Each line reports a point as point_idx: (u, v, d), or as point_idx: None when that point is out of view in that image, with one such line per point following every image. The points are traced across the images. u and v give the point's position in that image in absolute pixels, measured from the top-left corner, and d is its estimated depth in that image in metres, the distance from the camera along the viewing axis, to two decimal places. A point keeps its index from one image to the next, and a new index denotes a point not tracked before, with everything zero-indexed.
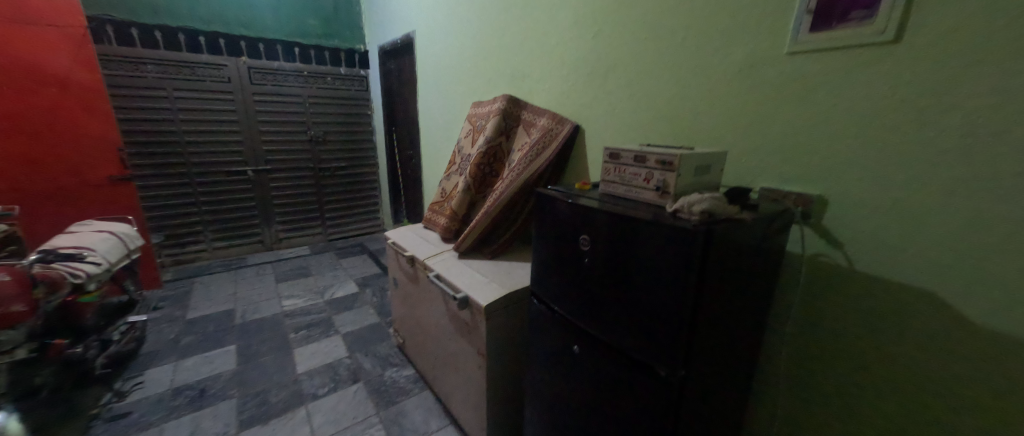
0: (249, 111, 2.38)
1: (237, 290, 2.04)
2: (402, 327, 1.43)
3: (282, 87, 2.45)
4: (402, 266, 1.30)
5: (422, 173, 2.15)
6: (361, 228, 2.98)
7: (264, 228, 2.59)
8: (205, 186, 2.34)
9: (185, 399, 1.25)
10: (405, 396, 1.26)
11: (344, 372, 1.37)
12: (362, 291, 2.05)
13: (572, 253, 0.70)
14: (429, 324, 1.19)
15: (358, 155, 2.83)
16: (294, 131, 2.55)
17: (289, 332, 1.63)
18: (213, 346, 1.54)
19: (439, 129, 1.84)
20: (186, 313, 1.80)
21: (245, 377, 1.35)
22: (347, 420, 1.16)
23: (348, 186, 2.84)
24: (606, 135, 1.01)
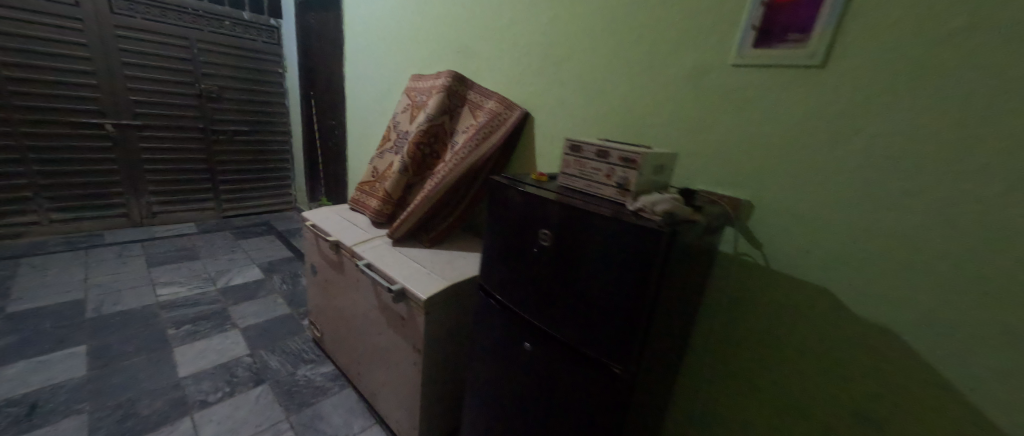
0: (109, 48, 1.87)
1: (89, 276, 1.62)
2: (321, 320, 1.28)
3: (159, 23, 1.98)
4: (324, 251, 1.15)
5: (346, 148, 1.93)
6: (266, 204, 2.60)
7: (131, 198, 2.10)
8: (39, 140, 1.80)
9: (2, 419, 0.95)
10: (323, 396, 1.13)
11: (244, 373, 1.18)
12: (267, 277, 1.79)
13: (526, 246, 0.66)
14: (355, 317, 1.07)
15: (262, 120, 2.43)
16: (177, 82, 2.09)
17: (168, 328, 1.35)
18: (51, 348, 1.20)
19: (369, 100, 1.65)
20: (7, 304, 1.37)
21: (103, 386, 1.08)
22: (248, 429, 1.00)
23: (250, 155, 2.43)
24: (555, 125, 1.00)
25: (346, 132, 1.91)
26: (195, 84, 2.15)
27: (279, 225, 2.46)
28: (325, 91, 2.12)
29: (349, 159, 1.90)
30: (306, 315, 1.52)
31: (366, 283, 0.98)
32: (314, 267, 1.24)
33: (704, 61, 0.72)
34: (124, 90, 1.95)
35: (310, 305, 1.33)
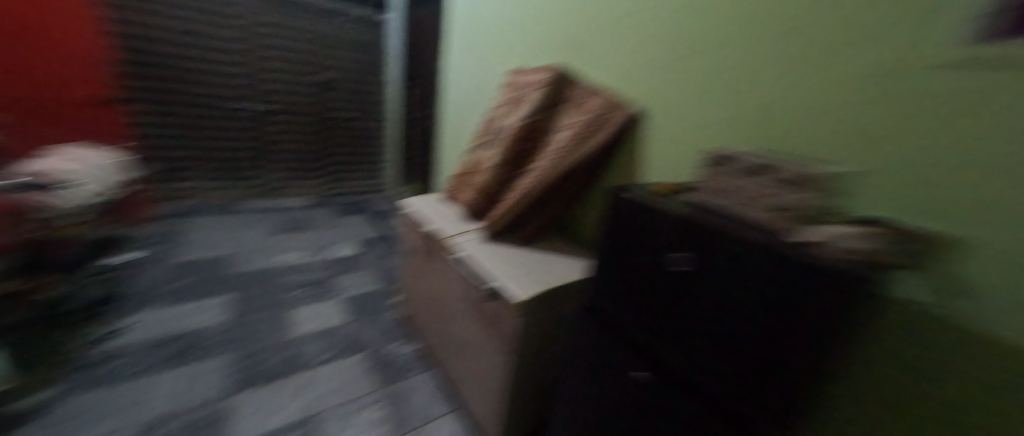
0: (257, 43, 2.22)
1: (230, 242, 2.02)
2: (410, 302, 1.40)
3: (286, 25, 2.27)
4: (416, 241, 1.25)
5: (439, 139, 2.04)
6: (365, 184, 2.90)
7: (263, 172, 2.46)
8: (192, 120, 2.15)
9: (170, 352, 1.31)
10: (410, 376, 1.29)
11: (343, 340, 1.42)
12: (359, 254, 2.08)
13: (647, 269, 0.57)
14: (443, 305, 1.13)
15: (361, 110, 2.70)
16: (303, 73, 2.42)
17: (287, 291, 1.70)
18: (204, 296, 1.61)
19: (466, 93, 1.71)
20: (181, 261, 1.80)
21: (241, 332, 1.43)
22: (353, 391, 1.21)
23: (350, 141, 2.73)
24: (653, 131, 0.93)
25: (440, 122, 1.99)
26: (310, 77, 2.45)
27: (373, 208, 2.76)
28: (422, 86, 2.33)
29: (442, 150, 2.00)
30: (389, 294, 1.74)
31: (457, 277, 1.01)
32: (410, 253, 1.32)
33: (870, 63, 0.59)
34: (265, 78, 2.30)
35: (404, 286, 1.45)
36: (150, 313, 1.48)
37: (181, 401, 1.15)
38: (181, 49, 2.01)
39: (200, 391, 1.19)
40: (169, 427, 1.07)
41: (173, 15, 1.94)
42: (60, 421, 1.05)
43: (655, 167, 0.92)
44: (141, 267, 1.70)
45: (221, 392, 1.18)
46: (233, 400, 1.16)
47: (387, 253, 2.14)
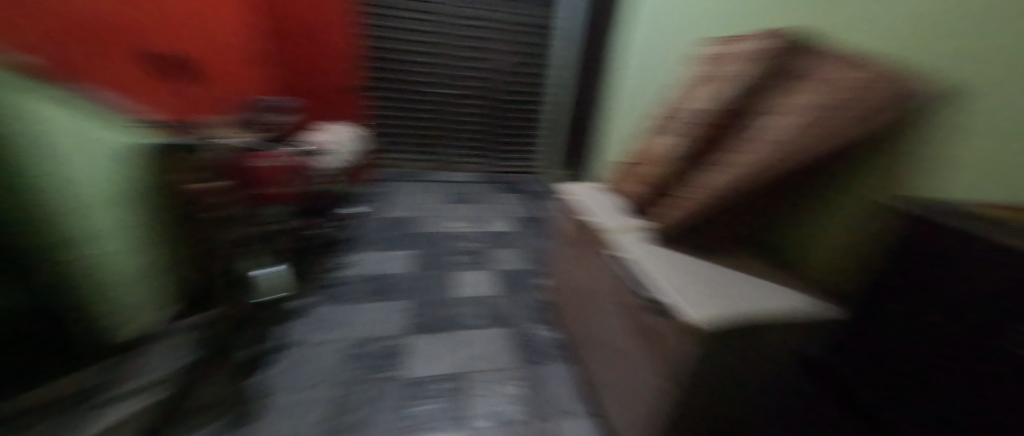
0: (449, 36, 2.60)
1: (418, 207, 2.47)
2: (558, 288, 1.41)
3: (477, 22, 2.59)
4: (568, 230, 1.25)
5: (614, 124, 2.01)
6: (524, 164, 3.10)
7: (444, 150, 2.92)
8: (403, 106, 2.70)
9: (368, 289, 1.70)
10: (549, 364, 1.30)
11: (494, 312, 1.55)
12: (514, 231, 2.24)
13: (969, 322, 0.46)
14: (592, 299, 1.07)
15: (529, 99, 2.88)
16: (482, 59, 2.71)
17: (452, 254, 1.96)
18: (394, 247, 2.00)
19: (651, 76, 1.62)
20: (385, 217, 2.30)
21: (420, 285, 1.72)
22: (497, 363, 1.30)
23: (515, 123, 2.94)
24: (949, 121, 0.65)
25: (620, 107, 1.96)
26: (489, 68, 2.74)
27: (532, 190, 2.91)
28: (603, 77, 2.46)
29: (615, 136, 1.97)
30: (536, 275, 1.82)
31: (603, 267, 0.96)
32: (561, 240, 1.33)
33: None
34: (453, 66, 2.68)
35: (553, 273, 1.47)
36: (365, 254, 1.93)
37: (374, 331, 1.47)
38: (398, 46, 2.54)
39: (388, 327, 1.48)
40: (367, 348, 1.39)
41: (394, 19, 2.47)
42: (308, 325, 1.50)
43: (936, 172, 0.66)
44: (360, 218, 2.24)
45: (400, 331, 1.46)
46: (409, 340, 1.42)
47: (540, 234, 2.24)
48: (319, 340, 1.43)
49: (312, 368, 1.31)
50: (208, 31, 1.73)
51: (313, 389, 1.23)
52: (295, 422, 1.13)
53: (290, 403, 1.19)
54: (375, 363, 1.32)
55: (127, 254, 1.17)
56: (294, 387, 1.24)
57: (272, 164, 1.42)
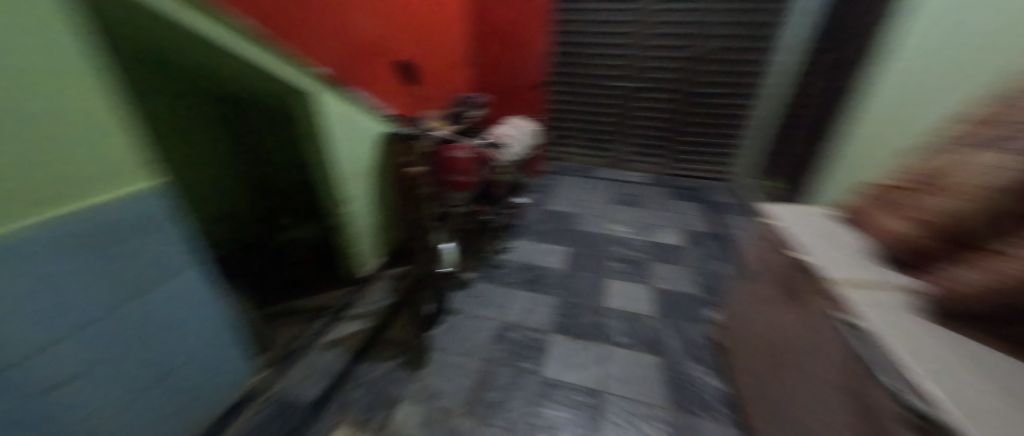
0: (644, 31, 2.64)
1: (581, 208, 2.52)
2: (732, 328, 1.21)
3: (671, 15, 2.55)
4: (757, 261, 1.05)
5: (856, 127, 1.52)
6: (706, 166, 2.88)
7: (618, 146, 3.04)
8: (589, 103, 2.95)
9: (526, 277, 1.85)
10: (707, 416, 1.15)
11: (646, 334, 1.47)
12: (684, 247, 2.07)
13: None
14: (778, 352, 0.88)
15: (725, 93, 2.66)
16: (676, 52, 2.64)
17: (608, 260, 1.96)
18: (553, 242, 2.14)
19: (924, 72, 1.17)
20: (550, 213, 2.45)
21: (570, 284, 1.79)
22: (643, 394, 1.22)
23: (705, 120, 2.77)
24: None
25: (868, 109, 1.46)
26: (680, 61, 2.65)
27: (714, 205, 2.54)
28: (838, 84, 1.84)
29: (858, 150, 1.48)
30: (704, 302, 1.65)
31: (805, 311, 0.79)
32: (744, 269, 1.13)
33: None
34: (643, 61, 2.73)
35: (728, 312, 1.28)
36: (522, 242, 2.12)
37: (524, 319, 1.59)
38: (592, 46, 2.79)
39: (534, 318, 1.59)
40: (514, 334, 1.51)
41: (592, 20, 2.71)
42: (468, 297, 1.72)
43: None
44: (528, 211, 2.45)
45: (549, 326, 1.54)
46: (552, 338, 1.48)
47: (715, 260, 1.97)
48: (475, 313, 1.63)
49: (471, 337, 1.50)
50: (439, 45, 2.19)
51: (466, 357, 1.41)
52: (450, 382, 1.32)
53: (444, 365, 1.39)
54: (521, 352, 1.43)
55: (368, 211, 1.68)
56: (452, 350, 1.45)
57: (462, 154, 1.59)
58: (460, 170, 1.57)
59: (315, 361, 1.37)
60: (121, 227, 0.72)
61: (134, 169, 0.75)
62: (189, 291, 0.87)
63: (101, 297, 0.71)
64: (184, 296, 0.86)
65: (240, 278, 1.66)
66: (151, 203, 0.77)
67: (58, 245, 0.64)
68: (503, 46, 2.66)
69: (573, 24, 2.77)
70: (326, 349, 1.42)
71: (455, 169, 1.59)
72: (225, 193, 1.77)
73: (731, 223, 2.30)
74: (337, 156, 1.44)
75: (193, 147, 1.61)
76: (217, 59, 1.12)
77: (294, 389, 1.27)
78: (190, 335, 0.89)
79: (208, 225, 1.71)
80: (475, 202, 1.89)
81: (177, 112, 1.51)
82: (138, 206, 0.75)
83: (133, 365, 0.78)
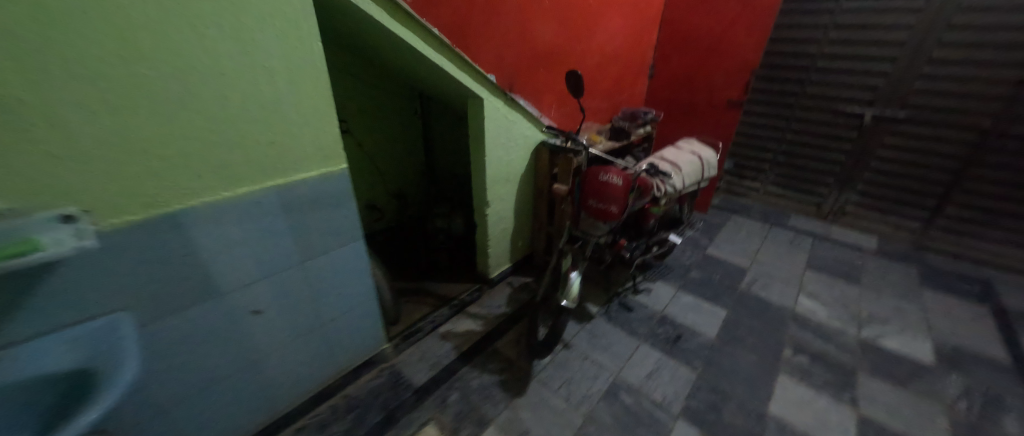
0: (921, 45, 1.92)
1: (755, 267, 2.07)
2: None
3: (991, 34, 1.77)
4: None
5: None
6: (995, 243, 2.01)
7: (833, 192, 2.41)
8: (808, 139, 2.39)
9: (665, 334, 1.61)
10: None
11: None
12: (935, 374, 1.46)
13: None
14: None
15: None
16: (974, 77, 1.85)
17: (786, 347, 1.56)
18: (707, 298, 1.83)
19: None
20: (709, 264, 2.08)
21: (718, 357, 1.50)
22: None
23: (1008, 176, 1.90)
24: None
25: None
26: (990, 99, 1.84)
27: (1003, 321, 1.72)
28: None
29: None
30: None
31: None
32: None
33: None
34: (907, 86, 2.01)
35: None
36: (665, 289, 1.87)
37: (644, 383, 1.38)
38: (822, 62, 2.22)
39: (662, 383, 1.38)
40: (628, 398, 1.32)
41: (828, 31, 2.15)
42: (582, 331, 1.60)
43: None
44: (684, 254, 2.16)
45: (677, 407, 1.30)
46: (678, 424, 1.24)
47: (987, 414, 1.32)
48: (584, 352, 1.50)
49: (579, 382, 1.37)
50: (621, 56, 2.02)
51: (567, 403, 1.28)
52: (545, 425, 1.21)
53: (540, 401, 1.29)
54: (634, 425, 1.23)
55: (508, 217, 1.70)
56: (552, 387, 1.34)
57: (617, 181, 1.36)
58: (612, 198, 1.37)
59: (428, 347, 1.47)
60: (319, 200, 0.99)
61: (338, 155, 1.00)
62: (355, 257, 1.14)
63: (302, 247, 1.00)
64: (351, 260, 1.13)
65: (397, 254, 1.91)
66: (342, 184, 1.02)
67: (284, 207, 0.93)
68: (694, 58, 2.28)
69: (810, 44, 2.23)
70: (441, 340, 1.49)
71: (603, 195, 1.38)
72: (405, 181, 2.02)
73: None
74: (491, 160, 1.47)
75: (390, 138, 1.87)
76: (410, 59, 1.24)
77: (408, 368, 1.37)
78: (349, 291, 1.16)
79: (387, 204, 1.99)
80: (619, 234, 1.63)
81: (386, 111, 1.79)
82: (334, 185, 1.01)
83: (301, 304, 1.05)
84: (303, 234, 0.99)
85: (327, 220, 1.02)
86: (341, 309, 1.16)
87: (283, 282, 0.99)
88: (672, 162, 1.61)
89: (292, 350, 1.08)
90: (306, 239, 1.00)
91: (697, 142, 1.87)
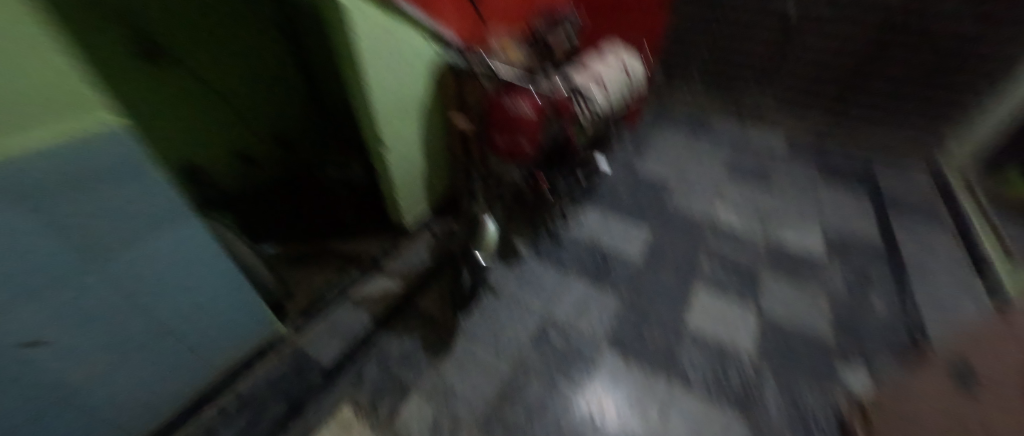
0: None
1: (680, 181, 2.06)
2: (888, 422, 1.02)
3: None
4: None
5: None
6: (883, 136, 2.17)
7: (754, 94, 2.40)
8: (736, 37, 2.26)
9: (594, 263, 1.57)
10: None
11: (734, 382, 1.22)
12: (824, 266, 1.61)
13: None
14: (989, 422, 0.77)
15: (966, 45, 1.79)
16: None
17: (704, 260, 1.62)
18: (634, 219, 1.81)
19: None
20: (637, 182, 2.04)
21: (644, 280, 1.52)
22: None
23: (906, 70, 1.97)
24: None
25: None
26: None
27: (880, 208, 1.93)
28: None
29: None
30: (833, 352, 1.31)
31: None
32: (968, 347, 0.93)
33: None
34: None
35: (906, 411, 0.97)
36: (594, 214, 1.81)
37: (573, 320, 1.36)
38: None
39: (590, 318, 1.37)
40: (557, 338, 1.30)
41: None
42: (510, 273, 1.51)
43: None
44: (614, 173, 2.08)
45: (604, 338, 1.31)
46: (604, 355, 1.27)
47: (860, 295, 1.51)
48: (513, 296, 1.42)
49: (508, 330, 1.31)
50: None
51: (494, 355, 1.23)
52: (472, 382, 1.16)
53: (467, 358, 1.22)
54: (562, 366, 1.22)
55: (415, 157, 1.44)
56: (480, 341, 1.27)
57: (527, 110, 1.20)
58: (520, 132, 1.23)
59: (338, 317, 1.28)
60: (78, 180, 0.58)
61: (87, 97, 0.54)
62: (193, 240, 0.80)
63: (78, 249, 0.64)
64: (186, 245, 0.80)
65: (286, 209, 1.59)
66: (121, 149, 0.60)
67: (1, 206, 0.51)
68: None
69: None
70: (352, 307, 1.32)
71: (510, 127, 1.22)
72: (285, 118, 1.56)
73: (901, 240, 1.76)
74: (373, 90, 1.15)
75: (244, 60, 1.33)
76: None
77: (314, 346, 1.20)
78: (200, 284, 0.87)
79: (265, 149, 1.56)
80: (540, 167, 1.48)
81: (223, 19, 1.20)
82: (102, 152, 0.58)
83: (114, 313, 0.75)
84: (75, 233, 0.62)
85: (111, 204, 0.64)
86: (192, 305, 0.88)
87: (71, 300, 0.67)
88: (596, 77, 1.39)
89: (125, 366, 0.82)
90: (85, 238, 0.64)
91: (625, 47, 1.62)
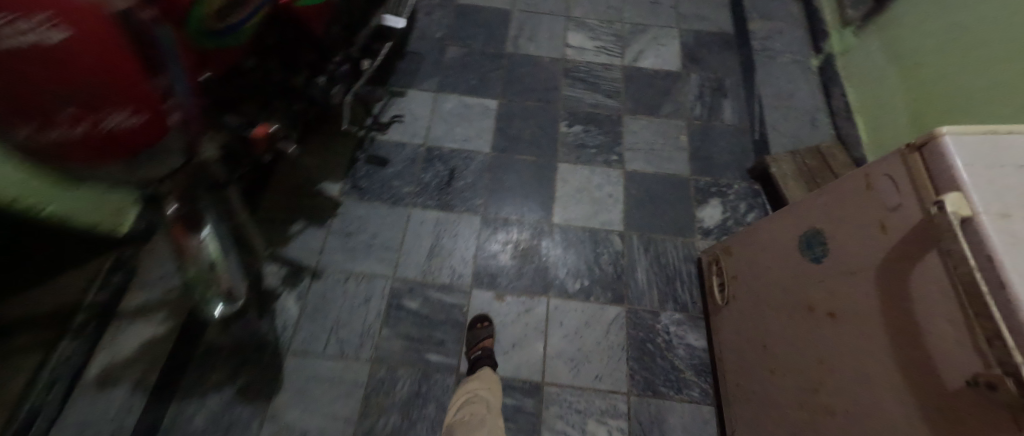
0: None
1: (518, 6, 1.52)
2: (737, 276, 0.94)
3: None
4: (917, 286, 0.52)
5: None
6: None
7: None
8: None
9: (434, 179, 1.19)
10: (671, 393, 0.99)
11: (607, 265, 1.12)
12: (683, 84, 1.43)
13: None
14: (833, 309, 0.65)
15: None
16: None
17: (563, 121, 1.32)
18: (472, 89, 1.34)
19: None
20: (464, 24, 1.45)
21: (500, 177, 1.22)
22: (598, 368, 1.00)
23: None
24: None
25: None
26: None
27: None
28: None
29: None
30: (694, 190, 1.24)
31: (899, 240, 0.54)
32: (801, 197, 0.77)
33: None
34: None
35: (737, 245, 0.95)
36: (419, 100, 1.30)
37: (427, 271, 1.08)
38: None
39: (447, 259, 1.10)
40: (413, 303, 1.04)
41: None
42: (328, 239, 1.09)
43: None
44: (430, 20, 1.44)
45: (468, 279, 1.08)
46: (473, 298, 1.06)
47: (713, 108, 1.39)
48: (341, 269, 1.06)
49: (349, 320, 1.01)
50: None
51: (340, 360, 0.97)
52: (322, 410, 0.92)
53: (305, 383, 0.94)
54: (425, 335, 1.01)
55: None
56: (316, 351, 0.97)
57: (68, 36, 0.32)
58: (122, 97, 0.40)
59: (80, 418, 0.86)
60: None
61: None
62: None
63: None
64: None
65: None
66: None
67: None
68: None
69: None
70: (100, 393, 0.89)
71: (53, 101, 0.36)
72: None
73: (750, 21, 1.58)
74: None
75: None
76: None
77: None
78: None
79: None
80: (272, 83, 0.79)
81: None
82: None
83: None
84: None
85: None
86: None
87: None
88: None
89: None
90: None
91: None
